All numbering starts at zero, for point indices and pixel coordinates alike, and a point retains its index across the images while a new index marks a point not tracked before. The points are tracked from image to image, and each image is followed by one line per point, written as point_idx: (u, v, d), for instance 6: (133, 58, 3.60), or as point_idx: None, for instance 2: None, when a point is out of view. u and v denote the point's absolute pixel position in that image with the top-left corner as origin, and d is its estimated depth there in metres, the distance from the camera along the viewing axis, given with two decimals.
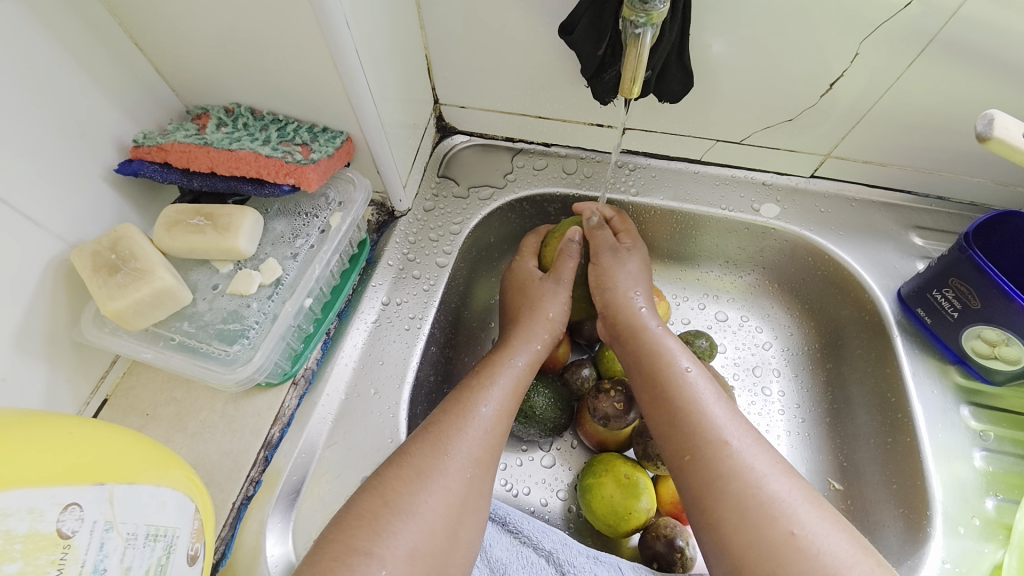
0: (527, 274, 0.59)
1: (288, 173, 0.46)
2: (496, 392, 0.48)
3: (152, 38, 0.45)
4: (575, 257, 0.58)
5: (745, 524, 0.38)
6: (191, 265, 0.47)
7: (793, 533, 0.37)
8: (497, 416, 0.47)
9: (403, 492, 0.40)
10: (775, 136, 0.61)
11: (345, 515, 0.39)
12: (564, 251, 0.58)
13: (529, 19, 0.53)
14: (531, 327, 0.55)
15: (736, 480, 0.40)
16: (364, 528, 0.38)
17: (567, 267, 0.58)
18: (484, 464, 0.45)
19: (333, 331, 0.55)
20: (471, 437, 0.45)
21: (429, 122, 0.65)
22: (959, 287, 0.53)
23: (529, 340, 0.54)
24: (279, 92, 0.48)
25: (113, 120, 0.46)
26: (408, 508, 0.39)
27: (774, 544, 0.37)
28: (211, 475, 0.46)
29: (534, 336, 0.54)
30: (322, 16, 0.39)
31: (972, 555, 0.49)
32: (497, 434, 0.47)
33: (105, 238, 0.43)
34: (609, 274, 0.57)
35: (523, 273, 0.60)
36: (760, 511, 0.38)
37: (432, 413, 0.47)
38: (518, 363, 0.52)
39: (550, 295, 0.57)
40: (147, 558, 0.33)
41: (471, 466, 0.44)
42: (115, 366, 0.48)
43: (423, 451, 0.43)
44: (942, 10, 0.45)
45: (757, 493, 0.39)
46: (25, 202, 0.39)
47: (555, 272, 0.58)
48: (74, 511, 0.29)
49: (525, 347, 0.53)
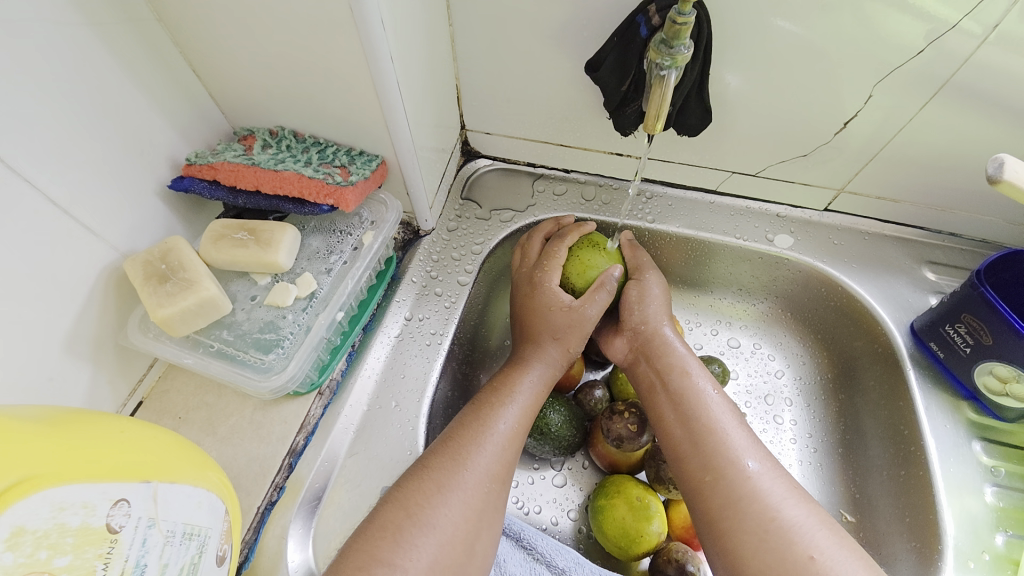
0: (552, 299, 0.55)
1: (328, 193, 0.49)
2: (515, 407, 0.50)
3: (209, 65, 0.48)
4: (610, 292, 0.55)
5: (764, 548, 0.39)
6: (232, 276, 0.50)
7: (812, 557, 0.38)
8: (513, 432, 0.48)
9: (425, 505, 0.41)
10: (789, 170, 0.63)
11: (366, 526, 0.41)
12: (602, 284, 0.55)
13: (556, 54, 0.56)
14: (545, 347, 0.55)
15: (756, 501, 0.41)
16: (385, 539, 0.39)
17: (599, 300, 0.55)
18: (501, 479, 0.46)
19: (358, 344, 0.57)
20: (488, 451, 0.46)
21: (456, 146, 0.68)
22: (971, 323, 0.53)
23: (541, 362, 0.54)
24: (322, 118, 0.51)
25: (169, 140, 0.49)
26: (427, 520, 0.41)
27: (794, 566, 0.38)
28: (238, 479, 0.48)
29: (549, 357, 0.55)
30: (369, 51, 0.43)
31: None
32: (514, 448, 0.48)
33: (156, 249, 0.45)
34: (647, 295, 0.56)
35: (546, 292, 0.56)
36: (779, 534, 0.39)
37: (450, 427, 0.48)
38: (533, 379, 0.53)
39: (575, 335, 0.55)
40: (183, 556, 0.34)
41: (489, 480, 0.45)
42: (152, 369, 0.50)
43: (442, 465, 0.44)
44: (952, 57, 0.48)
45: (776, 517, 0.40)
46: (85, 213, 0.42)
47: (586, 301, 0.54)
48: (123, 507, 0.31)
49: (540, 364, 0.54)
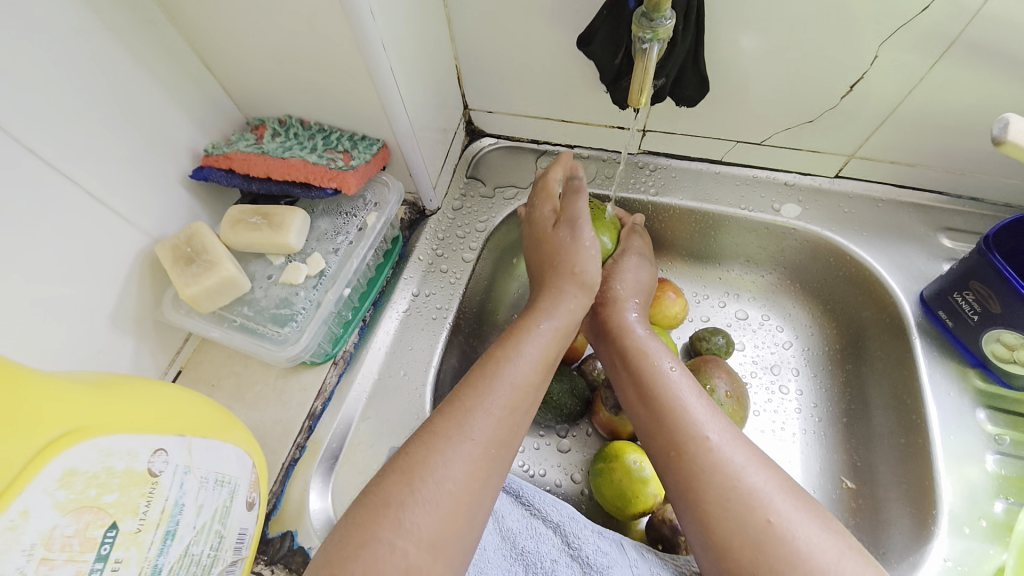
0: (543, 222, 0.59)
1: (331, 178, 0.52)
2: (524, 363, 0.48)
3: (220, 61, 0.52)
4: (579, 194, 0.59)
5: (727, 515, 0.40)
6: (250, 257, 0.54)
7: (770, 521, 0.39)
8: (525, 383, 0.47)
9: (432, 453, 0.40)
10: (795, 137, 0.62)
11: (363, 494, 0.39)
12: (568, 189, 0.60)
13: (551, 30, 0.56)
14: (559, 288, 0.55)
15: (718, 473, 0.42)
16: (395, 486, 0.39)
17: (576, 204, 0.58)
18: (510, 429, 0.44)
19: (369, 318, 0.61)
20: (498, 400, 0.44)
21: (459, 126, 0.70)
22: (980, 291, 0.52)
23: (553, 309, 0.53)
24: (326, 106, 0.54)
25: (189, 133, 0.53)
26: (435, 469, 0.40)
27: (754, 532, 0.39)
28: (265, 438, 0.53)
29: (562, 297, 0.54)
30: (363, 40, 0.45)
31: (975, 555, 0.49)
32: (525, 398, 0.46)
33: (182, 234, 0.50)
34: (619, 274, 0.59)
35: (539, 218, 0.60)
36: (740, 502, 0.40)
37: (464, 376, 0.47)
38: (544, 329, 0.51)
39: (570, 281, 0.55)
40: (216, 499, 0.40)
41: (498, 430, 0.43)
42: (187, 342, 0.56)
43: (450, 413, 0.43)
44: (962, 12, 0.46)
45: (736, 485, 0.41)
46: (120, 203, 0.47)
47: (568, 216, 0.57)
48: (162, 455, 0.37)
49: (554, 308, 0.53)
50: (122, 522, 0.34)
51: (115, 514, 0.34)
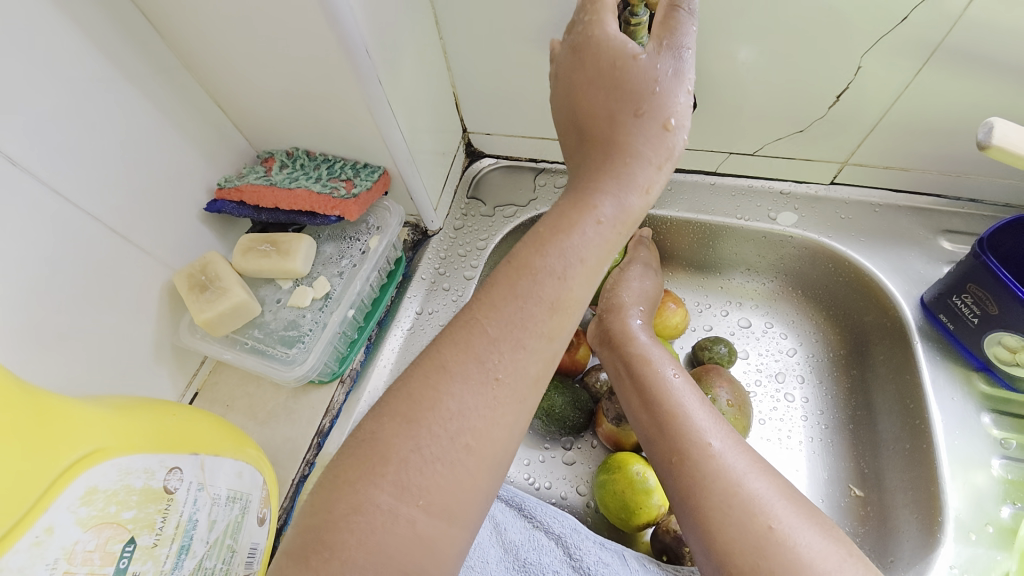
0: (618, 52, 0.38)
1: (335, 206, 0.55)
2: (572, 269, 0.37)
3: (231, 101, 0.55)
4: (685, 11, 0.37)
5: (726, 522, 0.40)
6: (260, 283, 0.57)
7: (771, 527, 0.39)
8: (566, 303, 0.36)
9: (438, 393, 0.33)
10: (787, 147, 0.63)
11: (360, 440, 0.33)
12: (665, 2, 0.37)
13: (541, 56, 0.59)
14: (635, 154, 0.38)
15: (719, 479, 0.41)
16: (395, 429, 0.33)
17: (677, 28, 0.37)
18: (535, 373, 0.36)
19: (375, 337, 0.63)
20: (527, 328, 0.35)
21: (458, 148, 0.73)
22: (977, 293, 0.52)
23: (626, 186, 0.38)
24: (329, 137, 0.57)
25: (203, 167, 0.57)
26: (440, 412, 0.33)
27: (755, 538, 0.39)
28: (276, 456, 0.56)
29: (634, 172, 0.38)
30: (361, 75, 0.48)
31: (982, 561, 0.49)
32: (561, 321, 0.37)
33: (197, 263, 0.54)
34: (625, 281, 0.63)
35: (609, 47, 0.38)
36: (741, 508, 0.40)
37: (486, 285, 0.37)
38: (603, 221, 0.37)
39: (656, 146, 0.38)
40: (227, 514, 0.43)
41: (519, 372, 0.35)
42: (204, 365, 0.59)
43: (463, 343, 0.35)
44: (938, 21, 0.47)
45: (737, 491, 0.41)
46: (140, 236, 0.51)
47: (662, 45, 0.37)
48: (177, 473, 0.40)
49: (621, 186, 0.38)
50: (140, 537, 0.36)
51: (133, 529, 0.36)
